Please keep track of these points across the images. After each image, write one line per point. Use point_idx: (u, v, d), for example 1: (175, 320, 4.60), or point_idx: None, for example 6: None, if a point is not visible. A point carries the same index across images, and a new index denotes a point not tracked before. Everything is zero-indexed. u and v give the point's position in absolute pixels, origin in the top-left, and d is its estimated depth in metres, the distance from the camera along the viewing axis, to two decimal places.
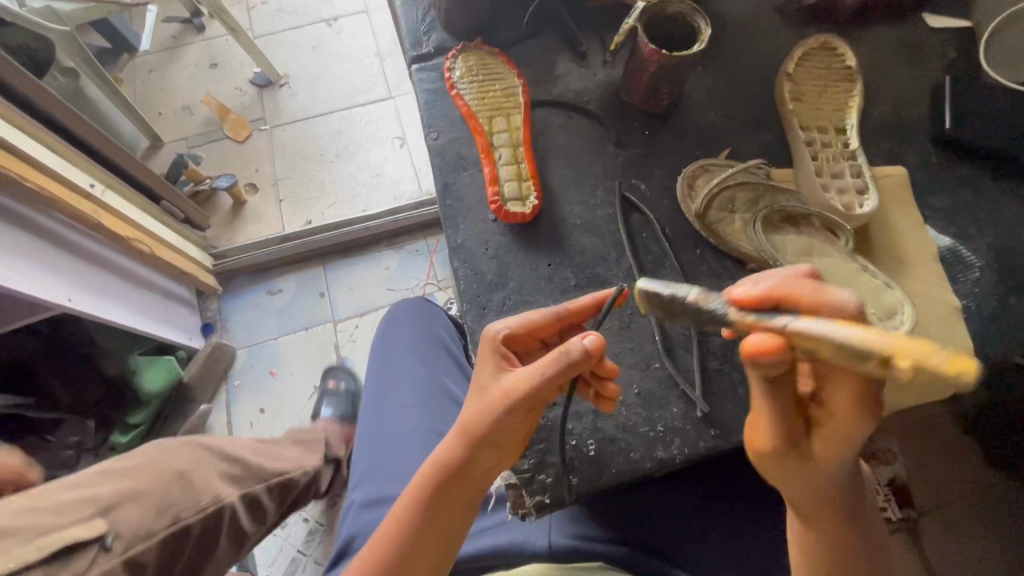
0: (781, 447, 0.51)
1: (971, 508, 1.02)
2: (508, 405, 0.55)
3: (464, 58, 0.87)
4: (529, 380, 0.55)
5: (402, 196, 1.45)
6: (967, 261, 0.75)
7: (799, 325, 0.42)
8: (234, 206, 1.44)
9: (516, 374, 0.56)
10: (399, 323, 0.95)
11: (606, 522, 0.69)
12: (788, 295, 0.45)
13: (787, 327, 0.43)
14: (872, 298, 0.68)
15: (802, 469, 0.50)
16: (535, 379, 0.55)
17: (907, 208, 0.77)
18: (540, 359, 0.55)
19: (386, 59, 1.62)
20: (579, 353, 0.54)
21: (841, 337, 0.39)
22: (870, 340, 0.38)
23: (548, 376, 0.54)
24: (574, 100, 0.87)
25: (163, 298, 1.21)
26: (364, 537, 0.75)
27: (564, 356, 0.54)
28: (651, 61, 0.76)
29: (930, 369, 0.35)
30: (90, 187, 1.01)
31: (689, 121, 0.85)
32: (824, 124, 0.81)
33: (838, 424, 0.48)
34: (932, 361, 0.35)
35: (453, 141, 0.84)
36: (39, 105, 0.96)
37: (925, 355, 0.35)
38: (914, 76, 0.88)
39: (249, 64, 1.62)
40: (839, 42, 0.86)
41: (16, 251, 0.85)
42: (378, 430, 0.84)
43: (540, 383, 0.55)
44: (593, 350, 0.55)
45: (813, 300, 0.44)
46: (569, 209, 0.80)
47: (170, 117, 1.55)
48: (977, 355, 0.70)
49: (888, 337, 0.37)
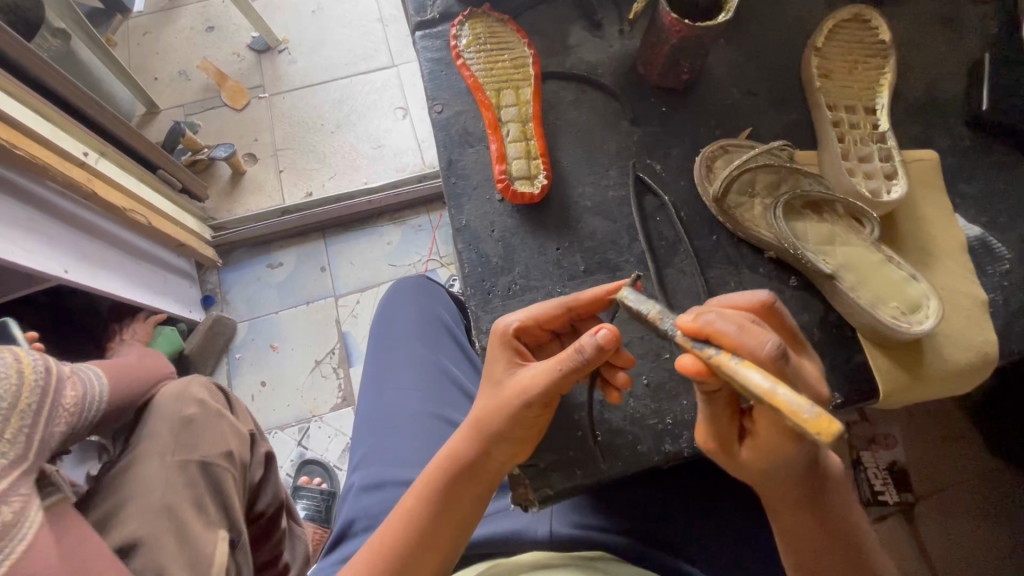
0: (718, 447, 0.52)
1: (971, 493, 1.00)
2: (525, 402, 0.54)
3: (472, 25, 0.82)
4: (544, 375, 0.54)
5: (404, 170, 1.40)
6: (997, 252, 0.71)
7: (716, 363, 0.42)
8: (232, 176, 1.40)
9: (531, 370, 0.55)
10: (399, 303, 0.92)
11: (609, 512, 0.67)
12: (717, 328, 0.44)
13: (709, 360, 0.43)
14: (896, 291, 0.65)
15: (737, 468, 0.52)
16: (550, 377, 0.53)
17: (936, 195, 0.73)
18: (555, 357, 0.54)
19: (389, 24, 1.55)
20: (592, 350, 0.52)
21: (749, 384, 0.40)
22: (762, 390, 0.39)
23: (563, 375, 0.53)
24: (588, 73, 0.82)
25: (160, 269, 1.19)
26: (364, 521, 0.74)
27: (579, 354, 0.52)
28: (674, 32, 0.71)
29: (799, 425, 0.37)
30: (85, 156, 0.97)
31: (709, 97, 0.81)
32: (853, 104, 0.77)
33: (766, 438, 0.48)
34: (800, 418, 0.37)
35: (459, 115, 0.80)
36: (28, 68, 0.91)
37: (794, 412, 0.37)
38: (950, 53, 0.82)
39: (247, 28, 1.55)
40: (872, 14, 0.81)
41: (10, 223, 0.81)
42: (378, 412, 0.82)
43: (554, 379, 0.54)
44: (606, 345, 0.51)
45: (733, 339, 0.43)
46: (580, 190, 0.76)
47: (165, 83, 1.49)
48: (1004, 351, 0.67)
49: (776, 390, 0.38)
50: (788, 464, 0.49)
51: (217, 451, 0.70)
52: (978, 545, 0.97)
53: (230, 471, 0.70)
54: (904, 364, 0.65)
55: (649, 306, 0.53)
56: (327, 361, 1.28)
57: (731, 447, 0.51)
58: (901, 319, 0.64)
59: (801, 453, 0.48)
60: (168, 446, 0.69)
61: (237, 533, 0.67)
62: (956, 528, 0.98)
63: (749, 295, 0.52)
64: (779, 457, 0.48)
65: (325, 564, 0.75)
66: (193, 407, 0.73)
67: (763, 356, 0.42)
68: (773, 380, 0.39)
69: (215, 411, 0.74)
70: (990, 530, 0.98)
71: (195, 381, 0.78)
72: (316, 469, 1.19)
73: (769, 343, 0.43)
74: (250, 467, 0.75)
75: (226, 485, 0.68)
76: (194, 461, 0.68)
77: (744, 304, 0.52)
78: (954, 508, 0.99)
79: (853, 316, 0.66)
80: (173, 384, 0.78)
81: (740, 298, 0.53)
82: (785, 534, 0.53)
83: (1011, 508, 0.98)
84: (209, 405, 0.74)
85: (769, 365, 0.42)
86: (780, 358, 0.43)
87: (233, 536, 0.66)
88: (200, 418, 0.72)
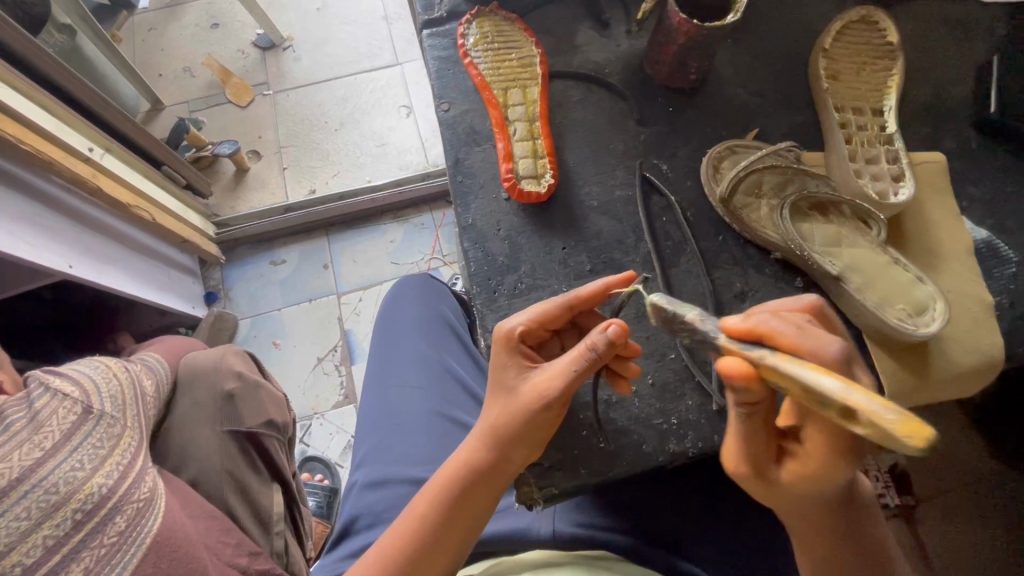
0: (750, 472, 0.50)
1: (970, 495, 1.00)
2: (545, 407, 0.55)
3: (479, 24, 0.82)
4: (560, 377, 0.54)
5: (408, 168, 1.40)
6: (1003, 255, 0.71)
7: (776, 362, 0.40)
8: (237, 173, 1.40)
9: (545, 372, 0.55)
10: (404, 302, 0.92)
11: (613, 512, 0.67)
12: (771, 329, 0.43)
13: (765, 361, 0.40)
14: (902, 294, 0.65)
15: (770, 493, 0.50)
16: (565, 377, 0.54)
17: (942, 197, 0.73)
18: (567, 357, 0.54)
19: (394, 23, 1.55)
20: (604, 347, 0.52)
21: (816, 383, 0.36)
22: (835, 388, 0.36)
23: (579, 374, 0.54)
24: (594, 72, 0.82)
25: (163, 264, 1.18)
26: (368, 518, 0.74)
27: (592, 352, 0.52)
28: (682, 32, 0.71)
29: (876, 428, 0.33)
30: (89, 151, 0.97)
31: (715, 98, 0.81)
32: (860, 106, 0.76)
33: (811, 458, 0.47)
34: (879, 420, 0.33)
35: (466, 114, 0.80)
36: (34, 63, 0.91)
37: (877, 415, 0.33)
38: (957, 56, 0.82)
39: (252, 25, 1.55)
40: (880, 16, 0.81)
41: (13, 217, 0.81)
42: (383, 411, 0.82)
43: (571, 380, 0.54)
44: (617, 340, 0.51)
45: (792, 340, 0.42)
46: (586, 190, 0.76)
47: (170, 79, 1.49)
48: (1011, 354, 0.66)
49: (847, 392, 0.35)
50: (828, 487, 0.48)
51: (262, 422, 0.76)
52: (980, 549, 0.97)
53: (274, 437, 0.77)
54: (910, 366, 0.65)
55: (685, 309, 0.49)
56: (330, 359, 1.28)
57: (767, 470, 0.50)
58: (907, 321, 0.64)
59: (846, 476, 0.46)
60: (216, 419, 0.75)
61: (287, 485, 0.78)
62: (957, 532, 0.98)
63: (801, 298, 0.50)
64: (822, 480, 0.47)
65: (327, 562, 0.76)
66: (234, 381, 0.78)
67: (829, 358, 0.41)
68: (844, 381, 0.36)
69: (253, 382, 0.79)
70: (992, 534, 0.98)
71: (229, 353, 0.82)
72: (318, 466, 1.19)
73: (832, 345, 0.42)
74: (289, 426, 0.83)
75: (274, 450, 0.77)
76: (242, 434, 0.75)
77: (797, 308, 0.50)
78: (955, 512, 0.99)
79: (860, 318, 0.66)
80: (206, 354, 0.82)
81: (791, 302, 0.50)
82: (817, 563, 0.52)
83: (1010, 511, 0.99)
84: (247, 377, 0.79)
85: (834, 366, 0.41)
86: (843, 363, 0.42)
87: (284, 489, 0.78)
88: (241, 391, 0.77)
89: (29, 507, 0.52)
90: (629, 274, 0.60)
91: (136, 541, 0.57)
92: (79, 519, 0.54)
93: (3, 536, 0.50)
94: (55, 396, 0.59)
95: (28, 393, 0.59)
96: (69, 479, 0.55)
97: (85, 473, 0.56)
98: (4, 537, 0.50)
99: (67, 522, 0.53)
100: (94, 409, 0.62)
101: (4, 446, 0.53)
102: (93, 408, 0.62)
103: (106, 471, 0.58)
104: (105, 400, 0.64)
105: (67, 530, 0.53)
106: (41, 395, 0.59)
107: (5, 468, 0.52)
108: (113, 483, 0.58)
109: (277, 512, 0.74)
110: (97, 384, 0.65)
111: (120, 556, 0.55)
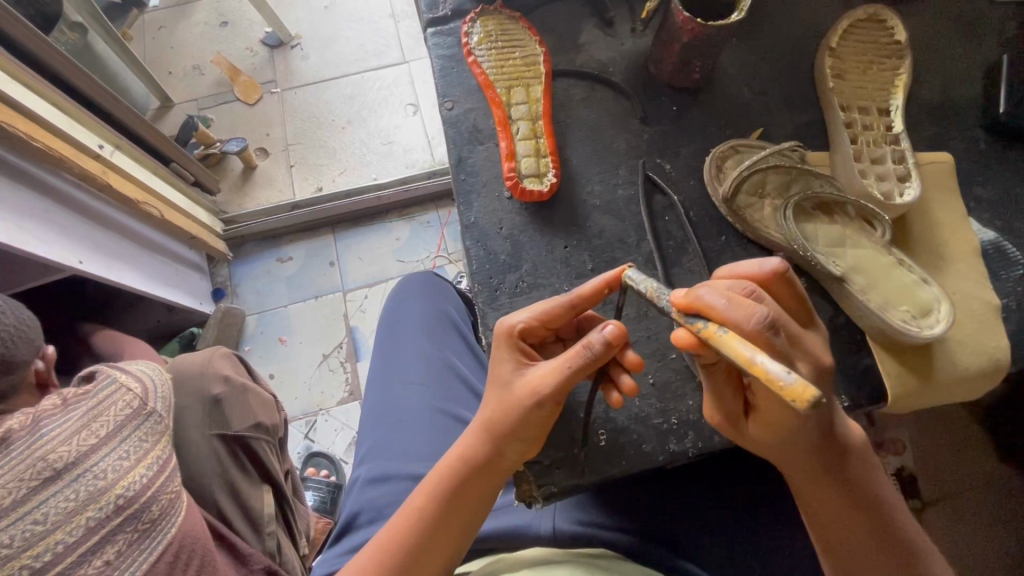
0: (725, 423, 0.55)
1: (986, 501, 0.94)
2: (536, 402, 0.54)
3: (483, 22, 0.82)
4: (553, 374, 0.54)
5: (413, 166, 1.40)
6: (1011, 257, 0.70)
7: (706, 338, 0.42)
8: (245, 170, 1.41)
9: (539, 371, 0.55)
10: (407, 299, 0.93)
11: (612, 509, 0.67)
12: (707, 302, 0.44)
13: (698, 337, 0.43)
14: (906, 295, 0.64)
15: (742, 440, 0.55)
16: (561, 375, 0.53)
17: (950, 197, 0.72)
18: (565, 356, 0.54)
19: (401, 21, 1.55)
20: (600, 347, 0.52)
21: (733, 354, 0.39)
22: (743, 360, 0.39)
23: (573, 373, 0.53)
24: (599, 70, 0.82)
25: (173, 261, 1.20)
26: (369, 513, 0.75)
27: (587, 351, 0.52)
28: (686, 31, 0.70)
29: (778, 393, 0.35)
30: (99, 148, 0.98)
31: (720, 97, 0.80)
32: (867, 105, 0.76)
33: (769, 412, 0.49)
34: (777, 386, 0.35)
35: (470, 112, 0.80)
36: (46, 61, 0.92)
37: (772, 381, 0.35)
38: (967, 54, 0.81)
39: (260, 24, 1.56)
40: (888, 14, 0.80)
41: (23, 212, 0.83)
42: (387, 405, 0.83)
43: (564, 378, 0.53)
44: (613, 341, 0.52)
45: (721, 313, 0.43)
46: (589, 188, 0.76)
47: (178, 77, 1.50)
48: (1016, 356, 0.66)
49: (751, 356, 0.38)
50: (794, 432, 0.49)
51: (249, 426, 0.77)
52: (991, 553, 0.91)
53: (264, 441, 0.78)
54: (912, 367, 0.64)
55: (648, 284, 0.54)
56: (335, 355, 1.29)
57: (739, 422, 0.54)
58: (911, 323, 0.63)
59: (803, 421, 0.48)
60: (204, 422, 0.76)
61: (279, 487, 0.79)
62: (963, 536, 0.93)
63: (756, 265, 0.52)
64: (785, 432, 0.50)
65: (328, 557, 0.76)
66: (220, 386, 0.78)
67: (750, 333, 0.42)
68: (755, 350, 0.38)
69: (240, 386, 0.80)
70: (1006, 537, 0.92)
71: (217, 355, 0.83)
72: (323, 460, 1.20)
73: (757, 314, 0.43)
74: (278, 427, 0.83)
75: (263, 452, 0.77)
76: (230, 437, 0.76)
77: (751, 273, 0.52)
78: (961, 515, 0.94)
79: (863, 319, 0.65)
80: (194, 356, 0.82)
81: (752, 267, 0.53)
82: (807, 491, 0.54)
83: None
84: (234, 381, 0.79)
85: (755, 337, 0.42)
86: (768, 330, 0.43)
87: (275, 489, 0.79)
88: (227, 396, 0.78)
89: (77, 491, 0.56)
90: (625, 269, 0.58)
91: (162, 531, 0.60)
92: (119, 505, 0.58)
93: (51, 515, 0.54)
94: (117, 391, 0.65)
95: (94, 386, 0.64)
96: (115, 467, 0.59)
97: (129, 463, 0.60)
98: (52, 516, 0.54)
99: (108, 506, 0.57)
100: (148, 407, 0.66)
101: (64, 433, 0.58)
102: (146, 407, 0.66)
103: (148, 463, 0.62)
104: (158, 401, 0.68)
105: (108, 513, 0.57)
106: (109, 386, 0.65)
107: (64, 451, 0.57)
108: (152, 475, 0.61)
109: (266, 513, 0.76)
110: (154, 383, 0.70)
111: (147, 542, 0.59)
